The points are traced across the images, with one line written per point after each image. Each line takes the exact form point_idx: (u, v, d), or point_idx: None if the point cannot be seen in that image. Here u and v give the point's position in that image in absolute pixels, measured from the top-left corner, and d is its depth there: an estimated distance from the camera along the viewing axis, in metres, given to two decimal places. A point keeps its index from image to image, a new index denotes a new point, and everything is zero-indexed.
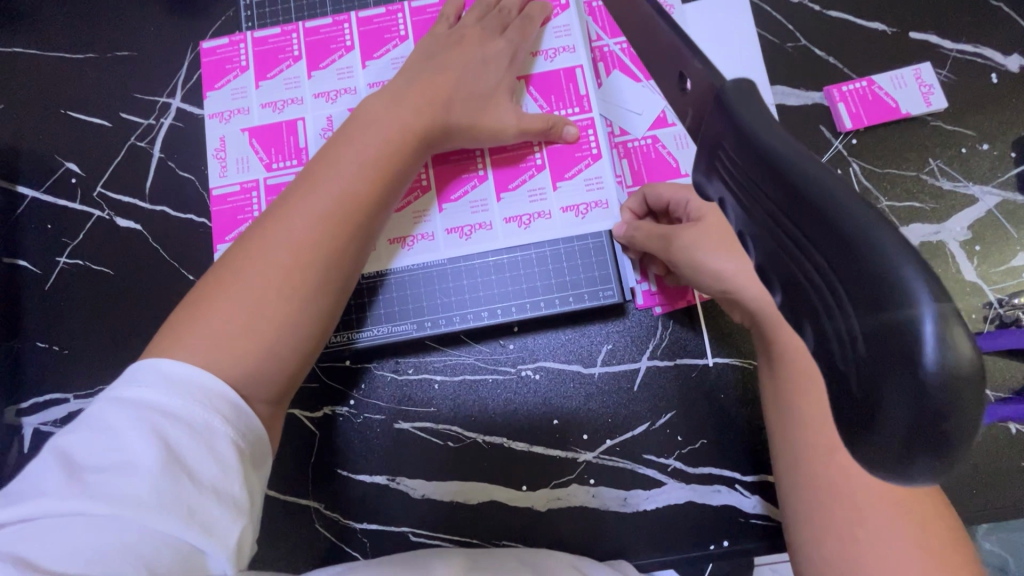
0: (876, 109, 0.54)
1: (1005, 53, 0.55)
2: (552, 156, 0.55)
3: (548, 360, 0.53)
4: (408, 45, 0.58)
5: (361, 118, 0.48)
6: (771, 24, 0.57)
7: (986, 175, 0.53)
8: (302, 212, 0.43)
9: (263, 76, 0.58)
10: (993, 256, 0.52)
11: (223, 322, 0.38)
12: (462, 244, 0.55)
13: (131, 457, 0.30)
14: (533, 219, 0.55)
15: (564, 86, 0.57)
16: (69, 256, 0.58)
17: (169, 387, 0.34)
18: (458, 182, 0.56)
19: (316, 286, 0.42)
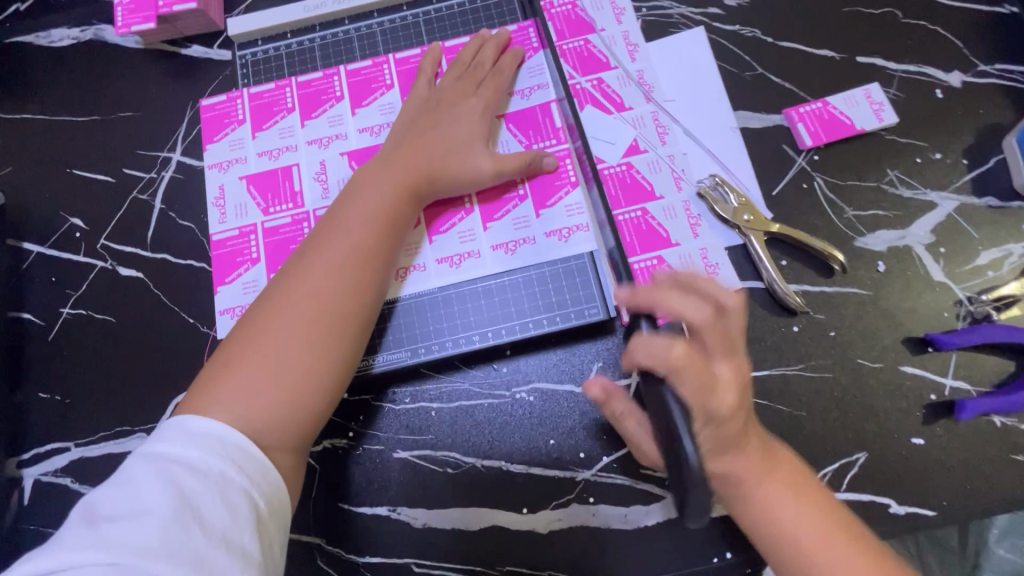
0: (833, 128, 0.58)
1: (946, 70, 0.60)
2: (534, 187, 0.58)
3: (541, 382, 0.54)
4: (394, 93, 0.62)
5: (364, 179, 0.54)
6: (729, 56, 0.62)
7: (942, 181, 0.57)
8: (317, 269, 0.48)
9: (260, 127, 0.62)
10: (957, 256, 0.54)
11: (247, 377, 0.43)
12: (454, 272, 0.57)
13: (150, 506, 0.36)
14: (520, 246, 0.57)
15: (541, 120, 0.61)
16: (72, 306, 0.60)
17: (189, 440, 0.39)
18: (445, 217, 0.58)
19: (333, 336, 0.46)
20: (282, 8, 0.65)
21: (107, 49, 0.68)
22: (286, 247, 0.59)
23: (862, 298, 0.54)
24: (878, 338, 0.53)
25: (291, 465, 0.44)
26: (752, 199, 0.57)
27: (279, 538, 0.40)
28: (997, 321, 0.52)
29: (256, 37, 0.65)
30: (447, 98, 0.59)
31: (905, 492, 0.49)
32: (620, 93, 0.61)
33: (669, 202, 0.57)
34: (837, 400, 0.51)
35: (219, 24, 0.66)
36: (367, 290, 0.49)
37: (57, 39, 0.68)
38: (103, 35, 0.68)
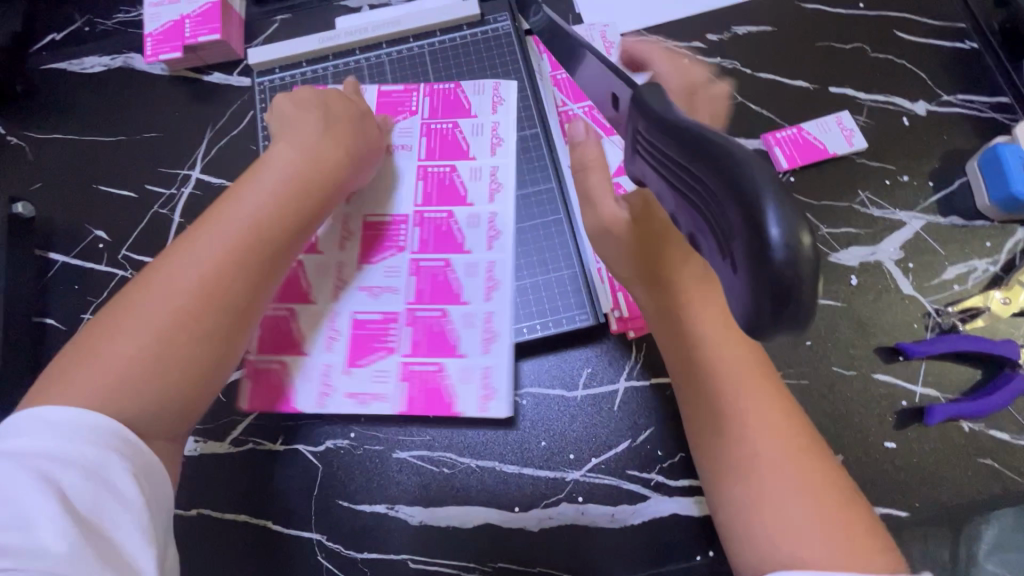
0: (808, 151, 0.62)
1: (913, 100, 0.64)
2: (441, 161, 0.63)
3: (467, 400, 0.56)
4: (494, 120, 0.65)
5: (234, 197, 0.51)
6: (710, 86, 0.67)
7: (910, 201, 0.61)
8: (169, 282, 0.45)
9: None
10: (926, 271, 0.58)
11: (129, 338, 0.43)
12: (372, 301, 0.60)
13: (38, 505, 0.35)
14: (489, 273, 0.60)
15: None
16: (93, 312, 0.64)
17: (48, 435, 0.38)
18: (381, 246, 0.62)
19: (201, 350, 0.45)
20: (298, 40, 0.69)
21: (134, 75, 0.73)
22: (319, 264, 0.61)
23: (835, 309, 0.58)
24: (851, 347, 0.56)
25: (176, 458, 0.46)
26: None
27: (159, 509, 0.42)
28: (963, 332, 0.55)
29: (273, 66, 0.69)
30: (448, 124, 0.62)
31: (877, 492, 0.52)
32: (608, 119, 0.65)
33: None
34: (813, 404, 0.54)
35: (240, 54, 0.72)
36: (244, 302, 0.48)
37: (89, 66, 0.74)
38: (132, 63, 0.73)
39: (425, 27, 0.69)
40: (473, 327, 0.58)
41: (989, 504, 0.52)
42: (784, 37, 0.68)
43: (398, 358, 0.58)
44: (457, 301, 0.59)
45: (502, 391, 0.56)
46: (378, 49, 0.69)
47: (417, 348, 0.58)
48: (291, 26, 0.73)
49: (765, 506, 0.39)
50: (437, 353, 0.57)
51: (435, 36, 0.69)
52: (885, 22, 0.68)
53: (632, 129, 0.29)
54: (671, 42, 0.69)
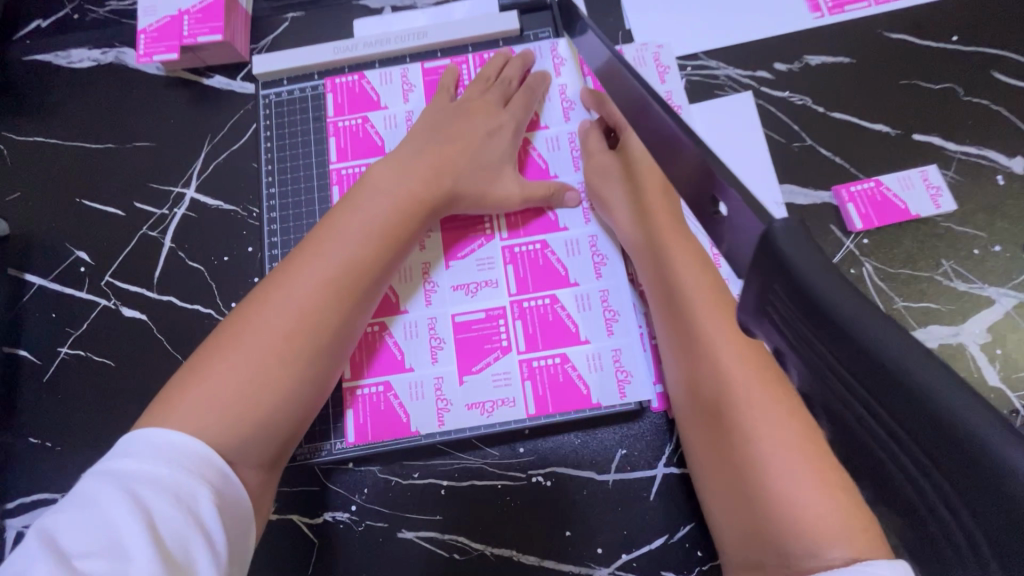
0: (886, 211, 0.55)
1: (1010, 155, 0.56)
2: (537, 224, 0.55)
3: (603, 390, 0.51)
4: (571, 131, 0.58)
5: (369, 181, 0.50)
6: (776, 124, 0.59)
7: (1002, 276, 0.53)
8: (308, 271, 0.44)
9: (373, 142, 0.59)
10: (1016, 360, 0.51)
11: (222, 386, 0.39)
12: (469, 301, 0.54)
13: (126, 541, 0.31)
14: (595, 248, 0.54)
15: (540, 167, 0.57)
16: (71, 346, 0.57)
17: (156, 455, 0.35)
18: (465, 241, 0.55)
19: (325, 341, 0.44)
20: (311, 47, 0.61)
21: (126, 74, 0.65)
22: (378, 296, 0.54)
23: None
24: None
25: (258, 481, 0.41)
26: None
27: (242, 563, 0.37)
28: None
29: (281, 77, 0.61)
30: (476, 108, 0.55)
31: None
32: None
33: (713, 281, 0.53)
34: None
35: (244, 55, 0.64)
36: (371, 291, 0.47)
37: (77, 60, 0.66)
38: (124, 59, 0.65)
39: (455, 40, 0.61)
40: (591, 309, 0.53)
41: None
42: (865, 70, 0.59)
43: (515, 356, 0.53)
44: (566, 284, 0.53)
45: (638, 373, 0.51)
46: (400, 62, 0.61)
47: (533, 342, 0.53)
48: (301, 26, 0.64)
49: (765, 453, 0.38)
50: (557, 344, 0.52)
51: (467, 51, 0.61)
52: (981, 60, 0.59)
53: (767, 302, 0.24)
54: (732, 69, 0.61)
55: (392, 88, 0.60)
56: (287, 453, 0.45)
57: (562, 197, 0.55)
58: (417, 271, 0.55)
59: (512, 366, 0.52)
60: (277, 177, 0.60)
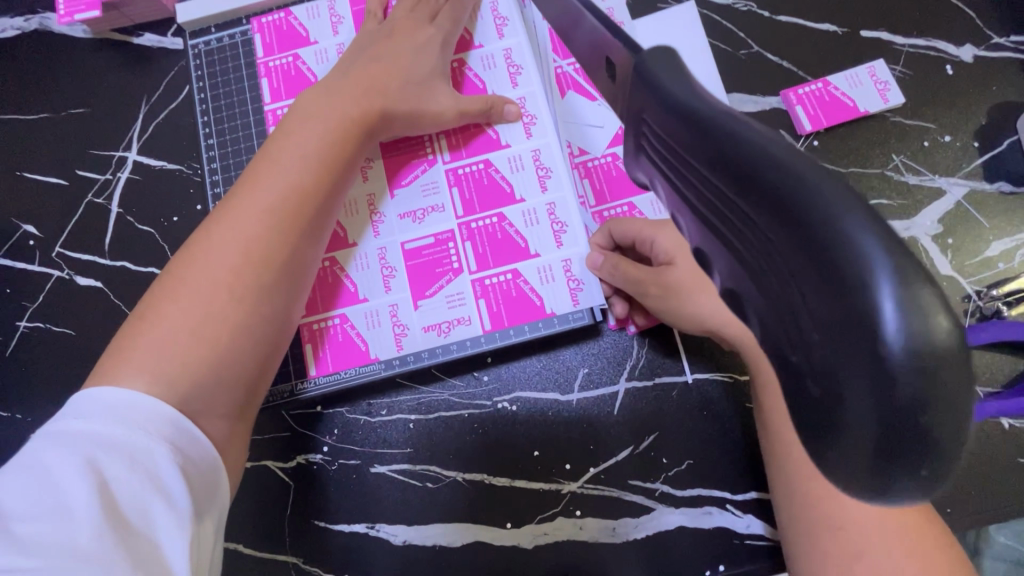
0: (835, 109, 0.54)
1: (958, 44, 0.55)
2: (477, 146, 0.54)
3: (556, 300, 0.51)
4: (506, 47, 0.55)
5: (296, 111, 0.47)
6: (721, 33, 0.57)
7: (951, 167, 0.53)
8: (246, 205, 0.42)
9: (305, 82, 0.57)
10: (967, 247, 0.51)
11: (171, 327, 0.37)
12: (418, 228, 0.53)
13: (73, 504, 0.29)
14: (539, 162, 0.53)
15: (477, 84, 0.55)
16: (30, 319, 0.57)
17: (110, 415, 0.33)
18: (409, 169, 0.54)
19: (277, 273, 0.42)
20: None
21: (52, 40, 0.63)
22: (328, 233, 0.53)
23: None
24: None
25: (227, 431, 0.39)
26: None
27: (216, 527, 0.35)
28: (1008, 318, 0.48)
29: (209, 24, 0.59)
30: (402, 28, 0.52)
31: None
32: None
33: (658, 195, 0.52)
34: None
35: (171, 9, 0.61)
36: (317, 222, 0.45)
37: None
38: (48, 24, 0.63)
39: None
40: (538, 223, 0.52)
41: None
42: None
43: (468, 277, 0.52)
44: (511, 202, 0.52)
45: (589, 280, 0.50)
46: None
47: (483, 262, 0.52)
48: None
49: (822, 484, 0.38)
50: (507, 260, 0.51)
51: None
52: None
53: (633, 114, 0.21)
54: None
55: (321, 22, 0.58)
56: (257, 401, 0.43)
57: (501, 111, 0.53)
58: (363, 201, 0.54)
59: (465, 288, 0.52)
60: (215, 130, 0.58)
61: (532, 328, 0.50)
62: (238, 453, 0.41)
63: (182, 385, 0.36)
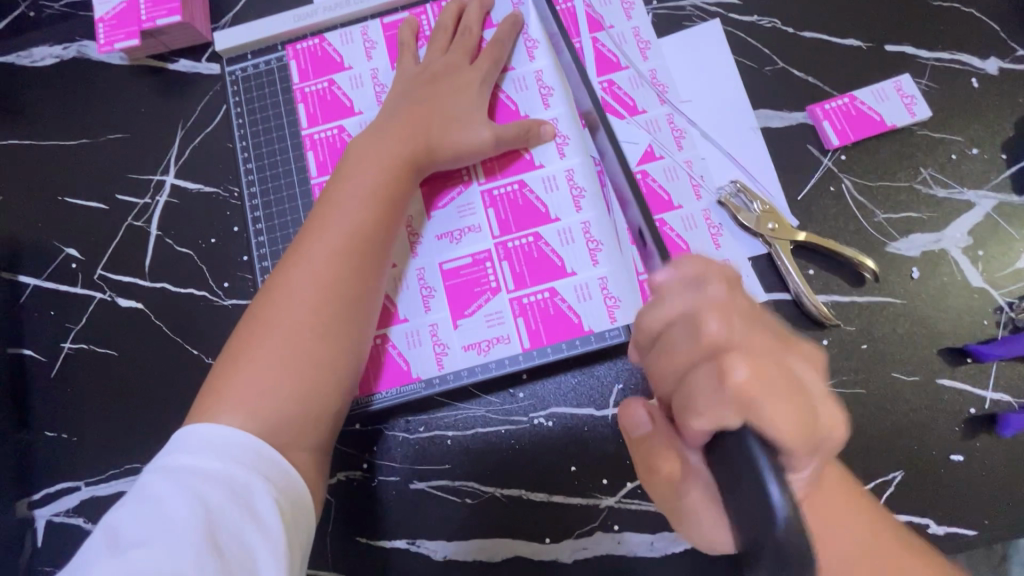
0: (861, 125, 0.54)
1: (983, 57, 0.56)
2: (510, 166, 0.55)
3: (593, 317, 0.51)
4: (537, 69, 0.56)
5: (352, 156, 0.51)
6: (747, 50, 0.58)
7: (979, 179, 0.53)
8: (317, 250, 0.47)
9: (341, 107, 0.59)
10: (997, 259, 0.51)
11: (264, 367, 0.43)
12: (455, 248, 0.54)
13: (181, 530, 0.35)
14: (572, 181, 0.54)
15: (508, 107, 0.56)
16: (73, 341, 0.58)
17: (210, 452, 0.38)
18: (443, 190, 0.55)
19: (350, 310, 0.46)
20: (272, 19, 0.60)
21: (90, 68, 0.64)
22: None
23: (896, 308, 0.51)
24: (915, 349, 0.50)
25: (311, 462, 0.44)
26: (776, 207, 0.54)
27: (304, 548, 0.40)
28: None
29: (245, 51, 0.61)
30: (440, 71, 0.54)
31: (942, 509, 0.48)
32: (632, 96, 0.57)
33: (688, 212, 0.54)
34: (870, 415, 0.50)
35: (206, 36, 0.63)
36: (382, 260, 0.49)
37: (39, 58, 0.65)
38: (87, 52, 0.65)
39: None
40: (573, 241, 0.53)
41: None
42: None
43: (506, 295, 0.53)
44: (546, 221, 0.53)
45: (626, 296, 0.51)
46: (362, 25, 0.60)
47: (521, 280, 0.53)
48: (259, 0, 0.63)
49: None
50: (543, 278, 0.52)
51: (426, 5, 0.60)
52: None
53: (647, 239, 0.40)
54: None
55: (354, 47, 0.60)
56: (337, 428, 0.47)
57: (538, 133, 0.53)
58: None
59: (504, 306, 0.53)
60: (253, 152, 0.60)
61: (569, 345, 0.51)
62: (322, 483, 0.46)
63: (275, 417, 0.42)
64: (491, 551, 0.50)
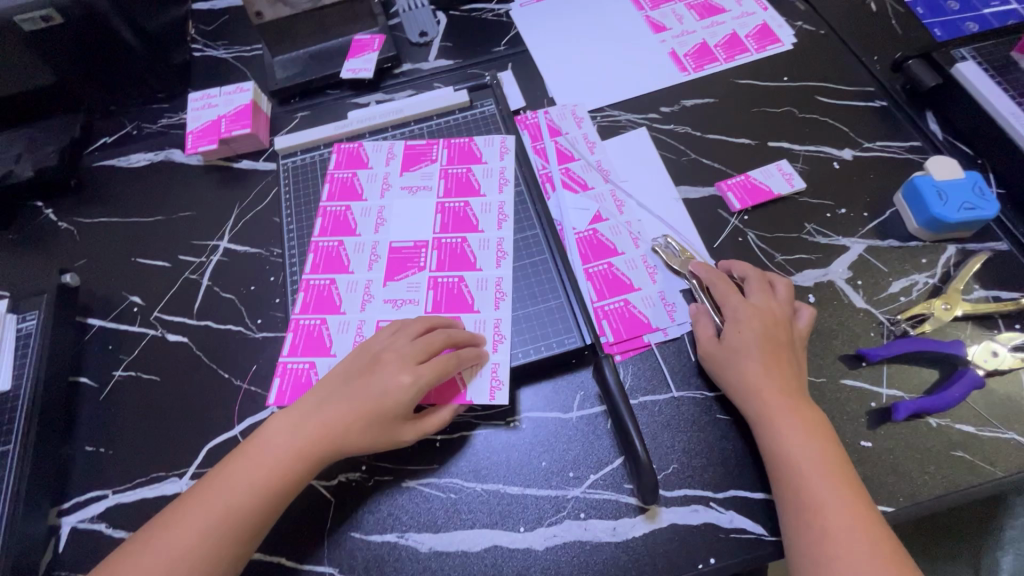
0: (756, 194, 0.72)
1: (840, 148, 0.76)
2: (453, 263, 0.69)
3: (477, 391, 0.61)
4: (502, 166, 0.75)
5: (264, 436, 0.57)
6: (668, 146, 0.78)
7: (851, 230, 0.69)
8: (237, 469, 0.55)
9: (360, 192, 0.76)
10: (874, 287, 0.65)
11: (152, 557, 0.51)
12: (393, 312, 0.67)
13: None
14: (499, 288, 0.67)
15: (465, 221, 0.72)
16: (124, 369, 0.70)
17: None
18: (405, 269, 0.69)
19: (234, 535, 0.52)
20: (317, 129, 0.81)
21: (173, 167, 0.85)
22: (327, 300, 0.69)
23: None
24: (820, 356, 0.62)
25: None
26: (696, 251, 0.69)
27: None
28: (913, 336, 0.61)
29: (295, 150, 0.81)
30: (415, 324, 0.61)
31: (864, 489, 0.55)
32: (583, 177, 0.75)
33: (629, 257, 0.69)
34: None
35: (265, 143, 0.84)
36: (263, 513, 0.53)
37: (135, 161, 0.86)
38: (172, 156, 0.85)
39: (423, 113, 0.82)
40: (535, 277, 0.67)
41: (973, 497, 0.55)
42: (726, 105, 0.81)
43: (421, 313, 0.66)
44: (469, 310, 0.65)
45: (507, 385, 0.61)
46: (383, 133, 0.81)
47: (437, 308, 0.66)
48: (310, 122, 0.86)
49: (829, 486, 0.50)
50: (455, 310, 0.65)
51: (431, 120, 0.82)
52: (808, 91, 0.81)
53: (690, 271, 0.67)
54: (630, 115, 0.81)
55: (377, 147, 0.80)
56: None
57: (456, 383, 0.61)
58: (362, 287, 0.69)
59: None
60: (293, 220, 0.77)
61: (524, 354, 0.63)
62: None
63: None
64: (472, 542, 0.56)
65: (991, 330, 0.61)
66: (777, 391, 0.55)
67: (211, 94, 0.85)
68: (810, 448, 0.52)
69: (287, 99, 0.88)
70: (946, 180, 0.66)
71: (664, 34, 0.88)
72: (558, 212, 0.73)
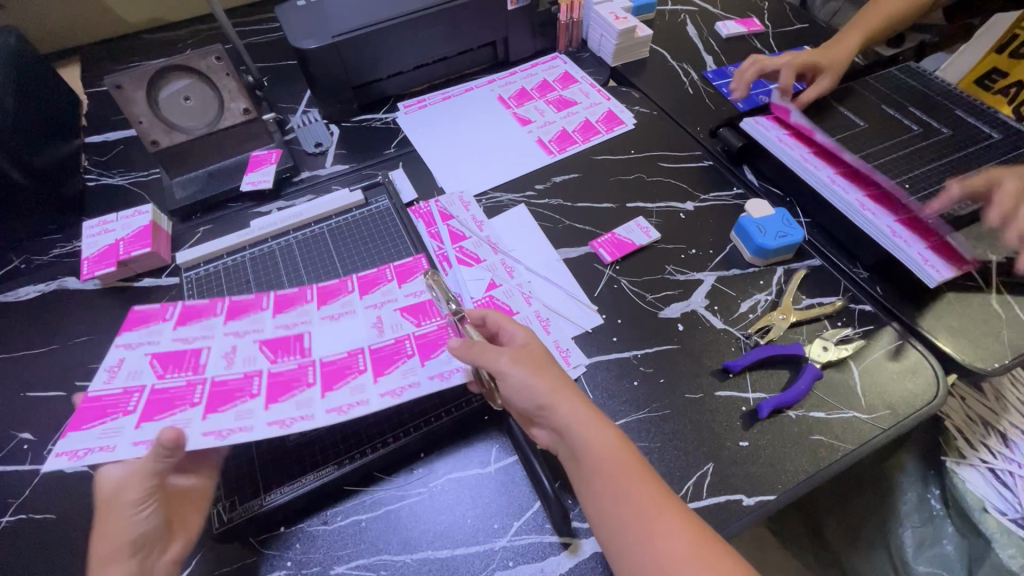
0: (623, 247, 0.84)
1: (682, 202, 0.91)
2: (261, 391, 0.58)
3: (75, 441, 0.54)
4: (426, 376, 0.61)
5: None
6: (545, 216, 0.90)
7: (702, 265, 0.83)
8: None
9: (328, 300, 0.69)
10: (728, 309, 0.77)
11: None
12: (198, 363, 0.62)
13: None
14: (225, 429, 0.55)
15: (307, 379, 0.60)
16: (13, 513, 0.65)
17: None
18: (257, 359, 0.62)
19: None
20: (220, 239, 0.86)
21: (66, 294, 0.84)
22: (234, 311, 0.67)
23: (675, 350, 0.74)
24: (696, 375, 0.71)
25: None
26: (579, 301, 0.79)
27: None
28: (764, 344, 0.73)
29: (197, 261, 0.84)
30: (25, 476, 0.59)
31: (749, 484, 0.63)
32: (475, 252, 0.84)
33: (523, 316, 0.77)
34: (681, 426, 0.67)
35: (167, 260, 0.86)
36: None
37: (23, 294, 0.84)
38: (65, 284, 0.85)
39: (323, 214, 0.89)
40: None
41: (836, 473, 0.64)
42: (588, 178, 0.96)
43: (198, 376, 0.60)
44: (190, 407, 0.57)
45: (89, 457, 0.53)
46: (285, 236, 0.87)
47: (218, 384, 0.59)
48: (212, 235, 0.90)
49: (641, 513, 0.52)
50: (208, 403, 0.58)
51: (330, 218, 0.89)
52: (650, 160, 0.98)
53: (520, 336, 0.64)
54: (509, 194, 0.93)
55: (280, 249, 0.85)
56: None
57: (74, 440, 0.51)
58: (230, 340, 0.65)
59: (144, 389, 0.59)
60: None
61: (437, 418, 0.66)
62: None
63: None
64: None
65: (821, 330, 0.75)
66: (584, 423, 0.56)
67: (107, 221, 0.87)
68: (615, 482, 0.53)
69: (188, 216, 0.92)
70: (762, 216, 0.82)
71: (531, 125, 1.04)
72: (457, 285, 0.81)
